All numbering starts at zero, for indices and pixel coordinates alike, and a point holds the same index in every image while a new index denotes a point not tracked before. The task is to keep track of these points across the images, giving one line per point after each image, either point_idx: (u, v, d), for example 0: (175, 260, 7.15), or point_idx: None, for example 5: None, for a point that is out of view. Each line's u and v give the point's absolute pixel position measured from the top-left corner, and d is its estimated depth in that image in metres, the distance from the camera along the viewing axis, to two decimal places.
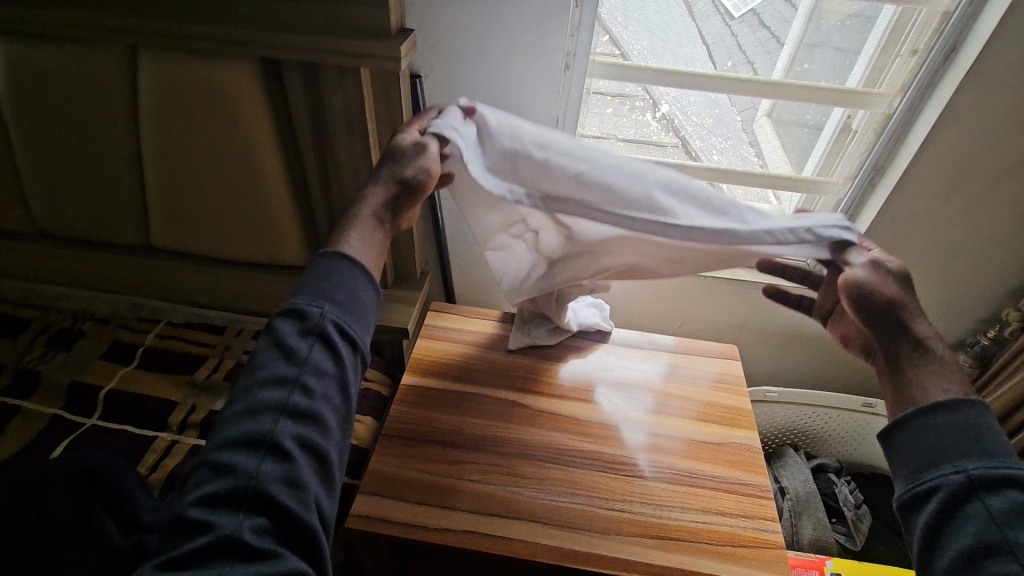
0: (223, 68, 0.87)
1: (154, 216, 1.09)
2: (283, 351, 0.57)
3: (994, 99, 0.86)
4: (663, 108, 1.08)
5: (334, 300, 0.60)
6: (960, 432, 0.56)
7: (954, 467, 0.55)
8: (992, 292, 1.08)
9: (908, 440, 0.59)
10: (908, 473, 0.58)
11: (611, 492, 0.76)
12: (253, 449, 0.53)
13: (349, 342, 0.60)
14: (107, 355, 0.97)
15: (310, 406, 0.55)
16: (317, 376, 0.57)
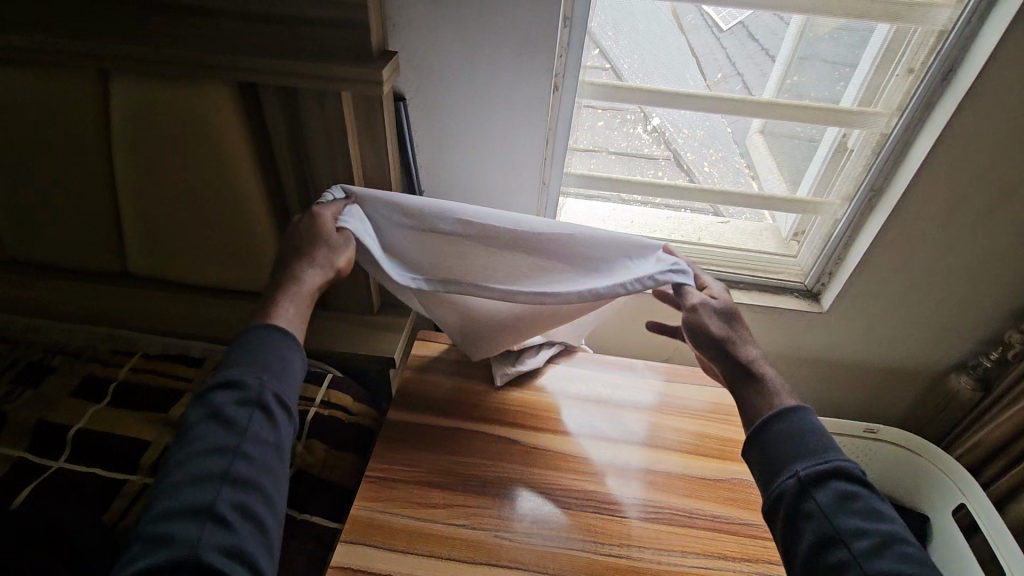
0: (199, 92, 0.84)
1: (130, 244, 1.05)
2: (221, 421, 0.59)
3: (992, 120, 0.84)
4: (654, 122, 1.05)
5: (271, 371, 0.63)
6: (794, 440, 0.64)
7: (789, 470, 0.62)
8: (993, 313, 1.06)
9: (761, 455, 0.65)
10: (768, 473, 0.63)
11: (607, 536, 0.72)
12: (185, 516, 0.53)
13: (288, 410, 0.63)
14: (78, 392, 0.93)
15: (251, 473, 0.57)
16: (255, 444, 0.58)
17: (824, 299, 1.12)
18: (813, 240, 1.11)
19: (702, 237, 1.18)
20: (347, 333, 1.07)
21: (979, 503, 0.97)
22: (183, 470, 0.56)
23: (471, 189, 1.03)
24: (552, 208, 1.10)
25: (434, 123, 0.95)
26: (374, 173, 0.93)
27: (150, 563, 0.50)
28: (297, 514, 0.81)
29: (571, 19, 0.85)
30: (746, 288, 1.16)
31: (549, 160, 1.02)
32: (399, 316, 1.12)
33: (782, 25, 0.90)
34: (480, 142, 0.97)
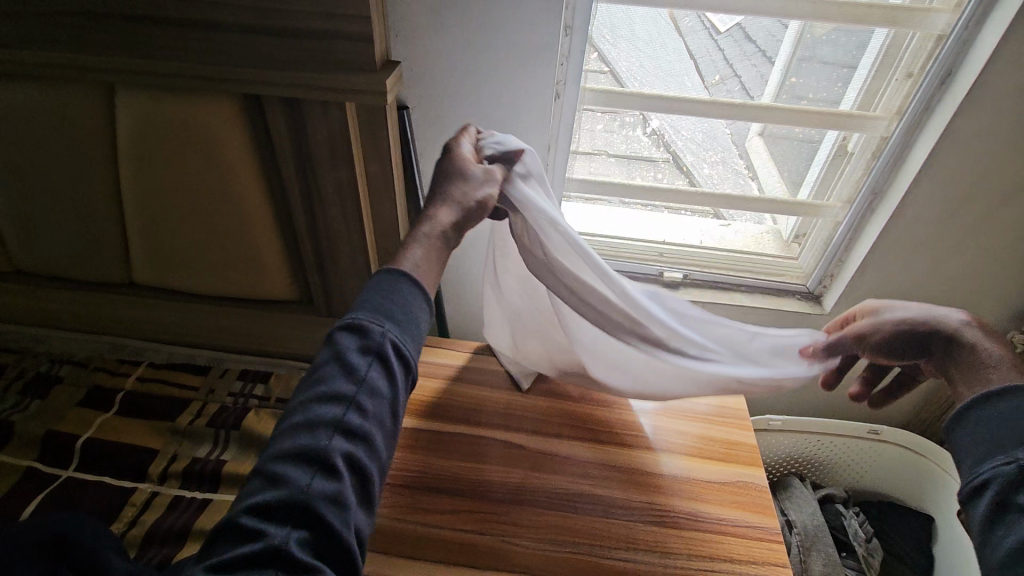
0: (205, 104, 0.85)
1: (136, 254, 1.06)
2: (343, 366, 0.54)
3: (991, 122, 0.85)
4: (653, 124, 1.06)
5: (393, 318, 0.58)
6: (1018, 426, 0.55)
7: (1008, 453, 0.54)
8: (995, 315, 1.06)
9: (972, 431, 0.58)
10: (975, 455, 0.57)
11: (612, 541, 0.73)
12: (304, 460, 0.48)
13: (406, 365, 0.57)
14: (85, 401, 0.93)
15: (363, 424, 0.51)
16: (372, 396, 0.53)
17: (826, 301, 1.13)
18: (814, 244, 1.12)
19: (703, 240, 1.19)
20: None
21: None
22: (301, 410, 0.52)
23: None
24: None
25: (436, 130, 0.96)
26: (377, 181, 0.94)
27: (260, 500, 0.47)
28: None
29: (572, 27, 0.85)
30: (747, 291, 1.16)
31: (549, 167, 1.02)
32: None
33: (781, 29, 0.91)
34: None
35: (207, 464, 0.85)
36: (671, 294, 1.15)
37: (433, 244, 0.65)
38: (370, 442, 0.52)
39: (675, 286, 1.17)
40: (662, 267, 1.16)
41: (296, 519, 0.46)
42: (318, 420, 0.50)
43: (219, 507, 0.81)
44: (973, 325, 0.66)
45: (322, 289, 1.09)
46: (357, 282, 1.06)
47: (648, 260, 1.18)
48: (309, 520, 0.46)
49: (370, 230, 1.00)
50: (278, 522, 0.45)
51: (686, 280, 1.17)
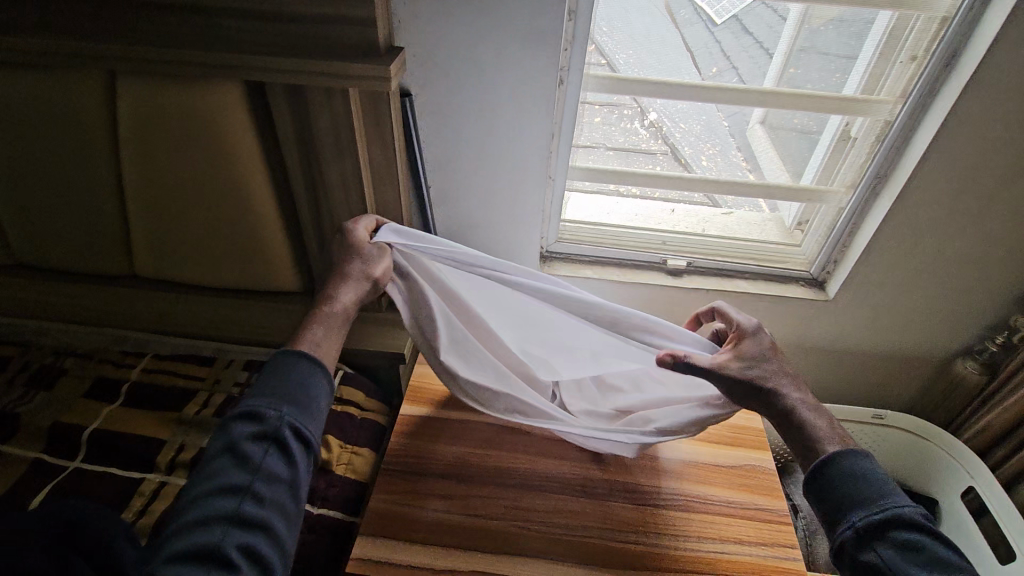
0: (207, 92, 0.84)
1: (139, 245, 1.05)
2: (237, 458, 0.58)
3: (997, 103, 0.84)
4: (651, 116, 1.06)
5: (292, 402, 0.62)
6: (852, 486, 0.61)
7: (873, 507, 0.60)
8: (998, 299, 1.06)
9: (823, 498, 0.63)
10: (831, 512, 0.62)
11: (624, 524, 0.73)
12: (196, 557, 0.53)
13: (306, 441, 0.62)
14: (91, 393, 0.93)
15: (259, 511, 0.56)
16: (269, 482, 0.58)
17: (830, 287, 1.13)
18: (817, 230, 1.12)
19: (705, 229, 1.18)
20: (355, 330, 1.07)
21: (987, 483, 0.98)
22: (196, 505, 0.56)
23: (477, 185, 1.04)
24: (558, 201, 1.10)
25: (438, 118, 0.95)
26: (381, 170, 0.94)
27: None
28: (315, 508, 0.81)
29: (575, 12, 0.85)
30: (750, 278, 1.17)
31: (554, 154, 1.02)
32: (408, 313, 1.12)
33: (775, 18, 0.92)
34: (485, 137, 0.97)
35: None
36: (675, 281, 1.15)
37: (326, 325, 0.70)
38: (269, 526, 0.56)
39: (679, 273, 1.17)
40: (666, 255, 1.16)
41: None
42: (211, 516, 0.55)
43: None
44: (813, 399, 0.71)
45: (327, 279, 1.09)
46: None
47: (652, 248, 1.17)
48: None
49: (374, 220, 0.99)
50: None
51: (690, 267, 1.17)
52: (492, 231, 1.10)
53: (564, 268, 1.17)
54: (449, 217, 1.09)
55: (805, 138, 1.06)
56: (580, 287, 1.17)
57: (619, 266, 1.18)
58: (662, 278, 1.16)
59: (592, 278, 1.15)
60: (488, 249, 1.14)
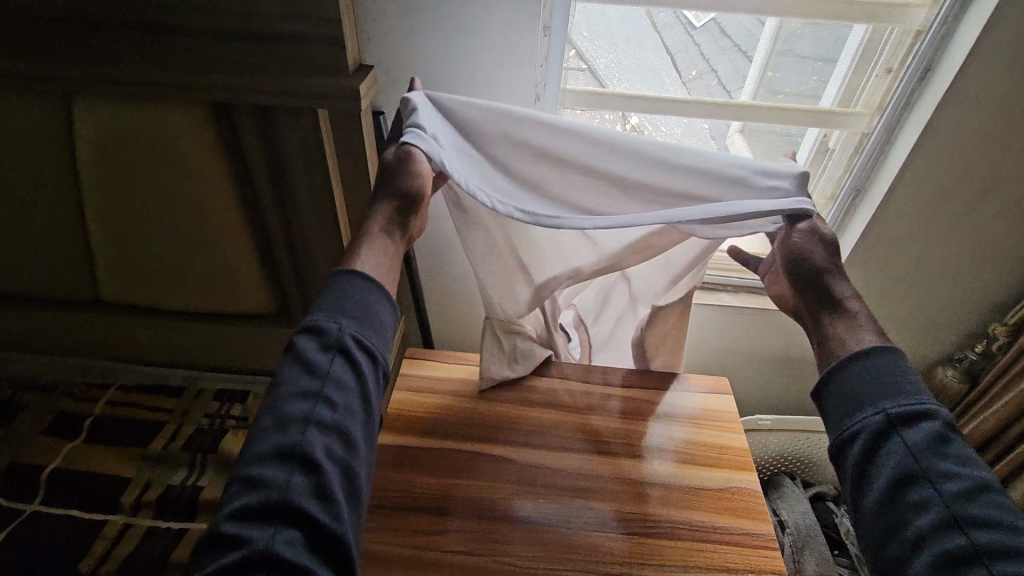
0: (172, 115, 0.81)
1: (104, 270, 1.01)
2: (305, 364, 0.55)
3: (972, 117, 0.84)
4: (633, 120, 1.02)
5: (352, 316, 0.59)
6: (870, 383, 0.58)
7: (875, 408, 0.56)
8: (978, 308, 1.07)
9: (836, 393, 0.60)
10: (841, 415, 0.58)
11: (608, 554, 0.71)
12: (272, 468, 0.50)
13: (371, 359, 0.58)
14: (51, 428, 0.89)
15: (334, 418, 0.53)
16: (338, 390, 0.55)
17: None
18: None
19: None
20: None
21: None
22: (268, 414, 0.54)
23: None
24: None
25: None
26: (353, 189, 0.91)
27: (237, 504, 0.49)
28: None
29: (550, 27, 0.82)
30: (733, 290, 1.15)
31: None
32: None
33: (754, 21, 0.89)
34: None
35: (183, 491, 0.81)
36: None
37: (372, 251, 0.66)
38: (343, 437, 0.53)
39: None
40: None
41: (279, 527, 0.47)
42: (283, 425, 0.52)
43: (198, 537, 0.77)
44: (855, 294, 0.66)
45: (303, 301, 1.06)
46: None
47: None
48: (293, 517, 0.48)
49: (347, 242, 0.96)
50: (268, 540, 0.46)
51: None
52: None
53: None
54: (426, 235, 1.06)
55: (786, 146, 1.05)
56: None
57: None
58: None
59: None
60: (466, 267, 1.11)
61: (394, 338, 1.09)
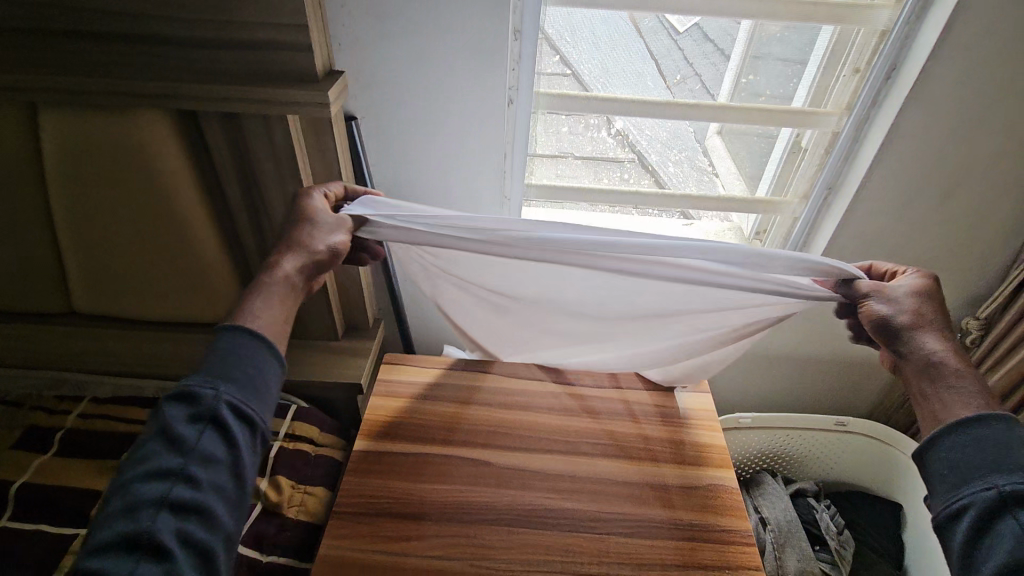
0: (137, 122, 0.80)
1: (75, 281, 1.00)
2: (170, 440, 0.50)
3: (936, 116, 0.86)
4: (617, 125, 1.04)
5: (230, 379, 0.54)
6: (984, 450, 0.53)
7: (988, 483, 0.52)
8: (951, 302, 1.09)
9: (939, 456, 0.56)
10: (949, 484, 0.54)
11: (585, 555, 0.71)
12: (112, 557, 0.45)
13: (249, 424, 0.53)
14: (21, 443, 0.87)
15: (195, 497, 0.48)
16: (206, 466, 0.50)
17: None
18: (774, 240, 1.13)
19: None
20: (309, 361, 1.03)
21: None
22: (120, 491, 0.48)
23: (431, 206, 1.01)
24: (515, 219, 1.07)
25: (388, 140, 0.93)
26: None
27: None
28: (263, 557, 0.77)
29: (521, 31, 0.83)
30: None
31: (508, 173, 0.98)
32: (364, 340, 1.08)
33: (733, 25, 0.92)
34: (438, 159, 0.95)
35: None
36: None
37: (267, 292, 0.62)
38: (203, 518, 0.48)
39: None
40: None
41: None
42: (133, 508, 0.47)
43: None
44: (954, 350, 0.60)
45: None
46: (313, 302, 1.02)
47: None
48: None
49: None
50: None
51: None
52: None
53: None
54: None
55: (759, 148, 1.07)
56: None
57: None
58: None
59: None
60: None
61: (374, 343, 1.08)
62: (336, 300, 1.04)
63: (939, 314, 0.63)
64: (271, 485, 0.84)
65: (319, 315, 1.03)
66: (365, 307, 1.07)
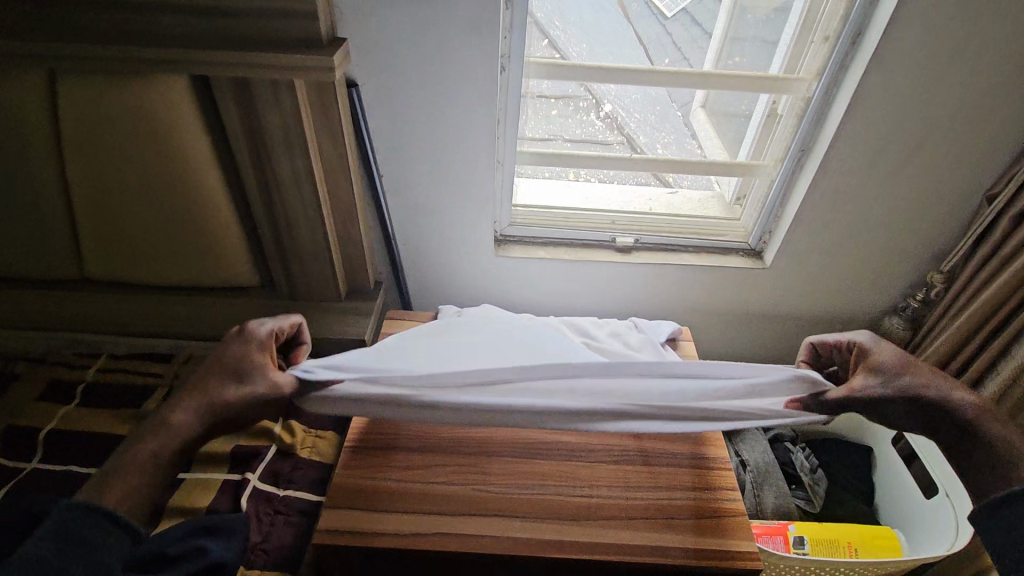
0: (152, 89, 0.85)
1: (87, 247, 1.04)
2: (73, 544, 0.54)
3: (899, 78, 0.92)
4: (606, 107, 1.12)
5: None
6: None
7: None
8: (917, 260, 1.16)
9: None
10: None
11: (577, 480, 0.78)
12: None
13: None
14: (45, 395, 0.93)
15: None
16: None
17: (766, 256, 1.20)
18: (753, 203, 1.19)
19: (652, 207, 1.23)
20: (315, 321, 1.08)
21: (916, 432, 1.07)
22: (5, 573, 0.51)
23: (427, 173, 1.06)
24: (508, 185, 1.13)
25: (385, 106, 0.97)
26: (332, 159, 0.96)
27: None
28: (280, 490, 0.83)
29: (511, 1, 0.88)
30: (695, 251, 1.23)
31: (501, 138, 1.06)
32: (366, 301, 1.14)
33: (717, 5, 1.00)
34: (435, 126, 1.00)
35: None
36: (626, 258, 1.20)
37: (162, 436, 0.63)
38: None
39: (629, 251, 1.22)
40: (615, 233, 1.22)
41: None
42: None
43: (193, 485, 0.81)
44: (984, 410, 0.66)
45: (284, 275, 1.09)
46: (317, 264, 1.07)
47: (602, 227, 1.22)
48: None
49: (328, 212, 1.01)
50: None
51: (638, 243, 1.22)
52: (447, 218, 1.13)
53: (518, 250, 1.20)
54: (402, 206, 1.11)
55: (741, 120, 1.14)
56: (533, 267, 1.20)
57: (571, 246, 1.22)
58: (613, 255, 1.20)
59: (544, 258, 1.18)
60: (440, 235, 1.15)
61: (375, 304, 1.14)
62: (338, 263, 1.10)
63: (936, 374, 0.69)
64: (285, 429, 0.90)
65: (322, 276, 1.09)
66: (366, 269, 1.12)
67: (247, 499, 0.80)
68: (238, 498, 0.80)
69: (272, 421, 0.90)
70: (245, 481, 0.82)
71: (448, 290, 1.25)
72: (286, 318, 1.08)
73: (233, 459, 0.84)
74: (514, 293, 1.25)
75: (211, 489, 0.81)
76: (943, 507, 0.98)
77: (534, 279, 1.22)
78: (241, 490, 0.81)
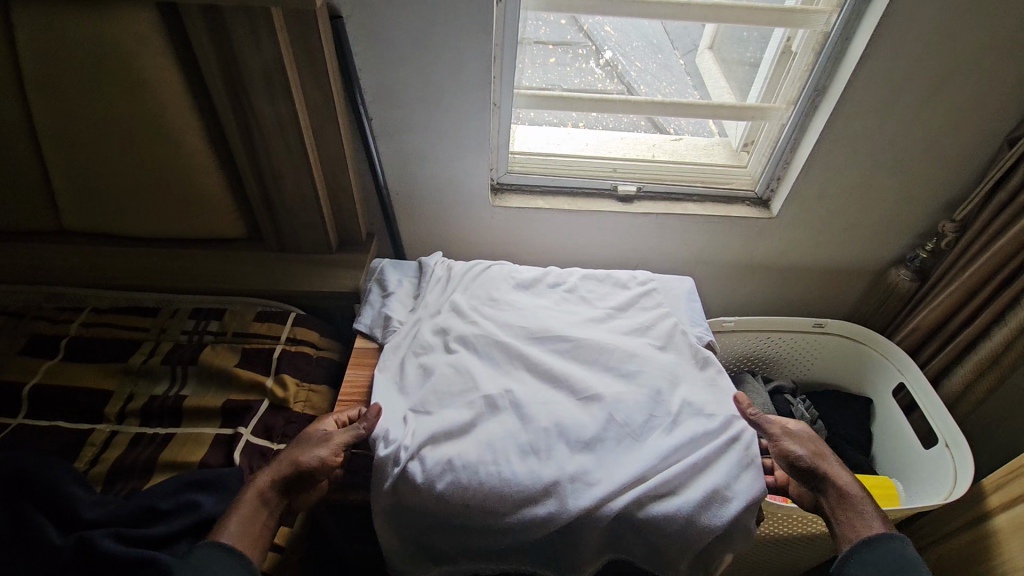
0: (113, 19, 0.78)
1: (59, 196, 0.98)
2: None
3: (926, 7, 0.85)
4: (605, 55, 1.06)
5: None
6: None
7: None
8: (927, 207, 1.11)
9: None
10: None
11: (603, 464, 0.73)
12: None
13: None
14: (27, 350, 0.89)
15: None
16: None
17: (773, 205, 1.16)
18: (761, 148, 1.13)
19: (655, 154, 1.17)
20: (304, 273, 1.05)
21: (915, 381, 1.06)
22: None
23: (420, 116, 1.00)
24: (506, 130, 1.07)
25: (373, 43, 0.90)
26: (315, 99, 0.90)
27: None
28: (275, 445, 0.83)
29: None
30: (699, 201, 1.18)
31: (496, 78, 0.99)
32: (358, 253, 1.10)
33: None
34: (424, 64, 0.93)
35: (166, 401, 0.84)
36: (626, 207, 1.15)
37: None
38: None
39: (630, 200, 1.17)
40: (616, 181, 1.16)
41: None
42: None
43: (184, 439, 0.80)
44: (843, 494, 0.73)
45: (270, 225, 1.05)
46: (306, 216, 1.03)
47: (602, 175, 1.16)
48: None
49: (313, 158, 0.96)
50: None
51: (640, 193, 1.17)
52: (440, 165, 1.07)
53: (515, 199, 1.15)
54: (394, 152, 1.05)
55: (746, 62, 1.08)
56: (531, 217, 1.15)
57: (571, 195, 1.17)
58: (614, 205, 1.15)
59: (543, 208, 1.13)
60: (436, 184, 1.10)
61: (369, 256, 1.10)
62: (329, 215, 1.05)
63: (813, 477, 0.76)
64: (277, 383, 0.89)
65: (313, 227, 1.04)
66: (358, 219, 1.08)
67: (240, 452, 0.79)
68: (232, 452, 0.79)
69: (263, 375, 0.89)
70: (238, 435, 0.81)
71: (445, 242, 1.21)
72: (273, 271, 1.04)
73: (225, 412, 0.83)
74: (511, 243, 1.21)
75: (203, 442, 0.80)
76: (943, 457, 0.98)
77: (532, 229, 1.18)
78: (233, 443, 0.80)
